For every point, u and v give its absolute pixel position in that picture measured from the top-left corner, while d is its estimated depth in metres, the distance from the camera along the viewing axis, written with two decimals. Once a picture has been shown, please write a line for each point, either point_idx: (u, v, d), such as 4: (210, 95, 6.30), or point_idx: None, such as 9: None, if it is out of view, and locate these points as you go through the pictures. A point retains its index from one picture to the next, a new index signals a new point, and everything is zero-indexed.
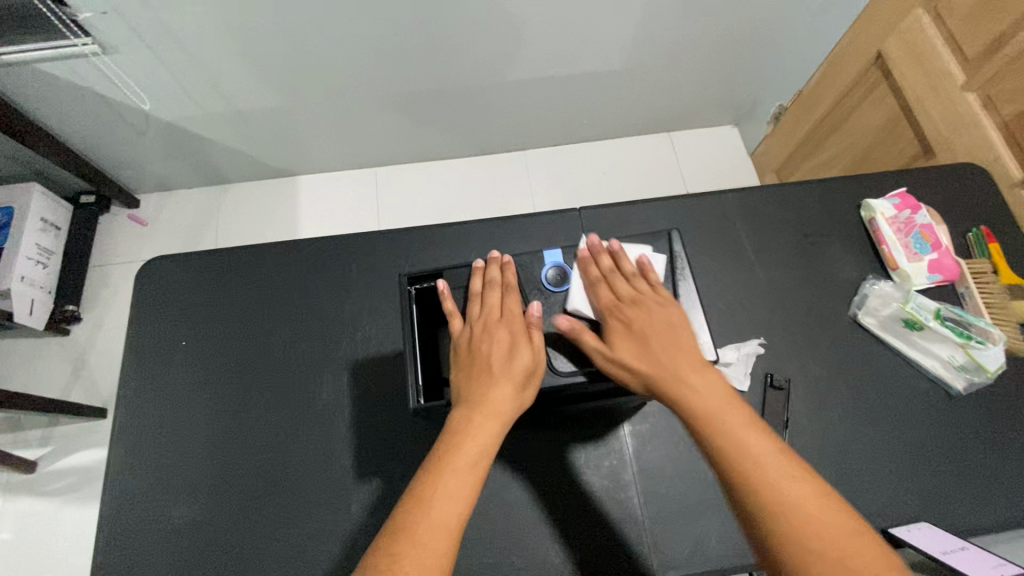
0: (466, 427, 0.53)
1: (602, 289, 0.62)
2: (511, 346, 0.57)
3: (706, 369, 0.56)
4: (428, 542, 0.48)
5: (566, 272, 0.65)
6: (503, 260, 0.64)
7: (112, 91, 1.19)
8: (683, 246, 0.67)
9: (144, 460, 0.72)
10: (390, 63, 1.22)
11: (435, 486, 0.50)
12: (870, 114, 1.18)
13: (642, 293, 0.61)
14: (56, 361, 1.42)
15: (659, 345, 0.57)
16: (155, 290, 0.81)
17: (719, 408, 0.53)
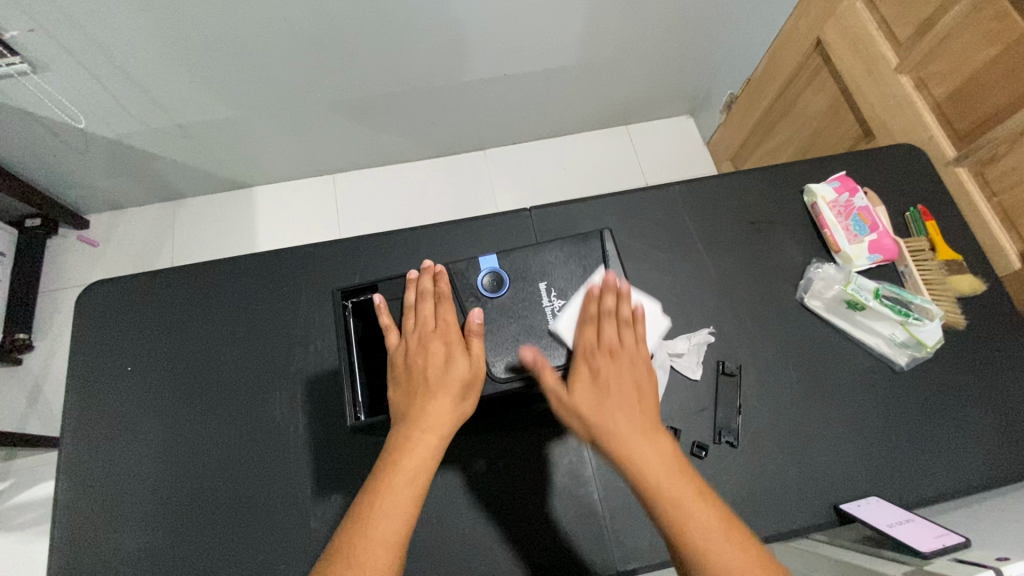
0: (405, 442, 0.54)
1: (587, 329, 0.60)
2: (447, 357, 0.58)
3: (661, 434, 0.54)
4: (369, 560, 0.49)
5: (502, 277, 0.65)
6: (435, 269, 0.64)
7: (47, 111, 1.15)
8: (615, 244, 0.65)
9: (92, 492, 0.71)
10: (339, 69, 1.21)
11: (376, 503, 0.52)
12: (814, 100, 1.20)
13: (624, 345, 0.59)
14: (10, 392, 1.37)
15: (622, 403, 0.55)
16: (97, 316, 0.79)
17: (668, 476, 0.51)
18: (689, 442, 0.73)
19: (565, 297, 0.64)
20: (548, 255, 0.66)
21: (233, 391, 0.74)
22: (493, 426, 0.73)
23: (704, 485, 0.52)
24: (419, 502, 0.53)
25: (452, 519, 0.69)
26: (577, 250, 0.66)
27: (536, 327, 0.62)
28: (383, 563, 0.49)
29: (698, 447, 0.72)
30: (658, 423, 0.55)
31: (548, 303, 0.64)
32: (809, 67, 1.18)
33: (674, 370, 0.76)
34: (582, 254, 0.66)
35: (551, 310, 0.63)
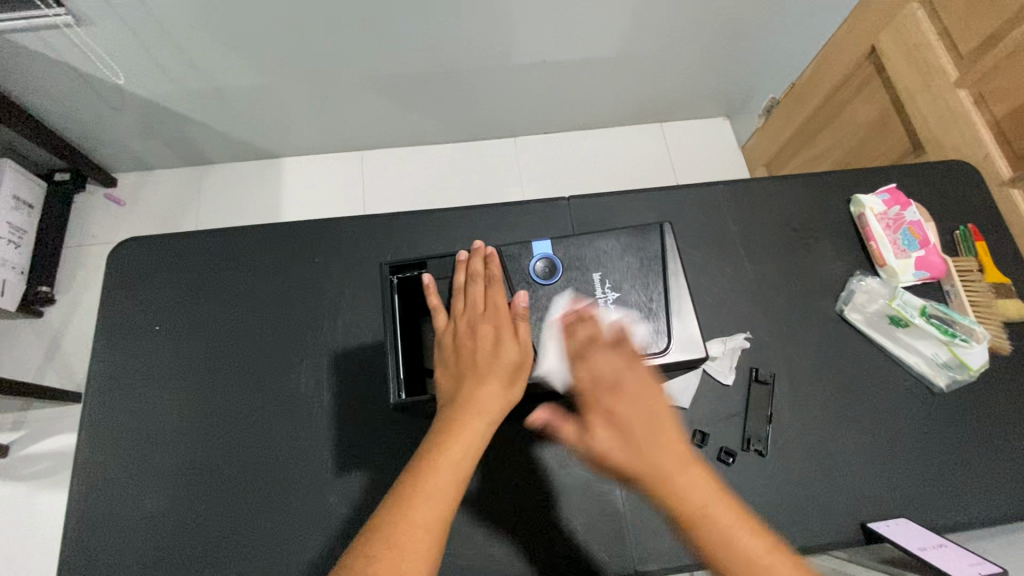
0: (453, 425, 0.54)
1: (583, 365, 0.54)
2: (496, 342, 0.57)
3: (693, 461, 0.51)
4: (409, 543, 0.49)
5: (554, 264, 0.63)
6: (486, 251, 0.63)
7: (86, 66, 1.14)
8: (674, 238, 0.63)
9: (114, 449, 0.70)
10: (377, 45, 1.19)
11: (419, 485, 0.51)
12: (862, 110, 1.17)
13: (624, 368, 0.53)
14: (29, 343, 1.38)
15: (642, 435, 0.51)
16: (127, 274, 0.78)
17: (709, 508, 0.49)
18: (716, 448, 0.71)
19: (620, 290, 0.61)
20: (602, 243, 0.63)
21: (260, 359, 0.74)
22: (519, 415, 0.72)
23: (740, 505, 0.50)
24: (460, 488, 0.52)
25: (471, 504, 0.68)
26: (633, 241, 0.63)
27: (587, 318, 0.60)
28: (423, 545, 0.49)
29: (726, 453, 0.70)
30: (688, 449, 0.51)
31: (602, 294, 0.61)
32: (860, 75, 1.15)
33: (706, 374, 0.74)
34: (640, 245, 0.63)
35: (604, 302, 0.61)
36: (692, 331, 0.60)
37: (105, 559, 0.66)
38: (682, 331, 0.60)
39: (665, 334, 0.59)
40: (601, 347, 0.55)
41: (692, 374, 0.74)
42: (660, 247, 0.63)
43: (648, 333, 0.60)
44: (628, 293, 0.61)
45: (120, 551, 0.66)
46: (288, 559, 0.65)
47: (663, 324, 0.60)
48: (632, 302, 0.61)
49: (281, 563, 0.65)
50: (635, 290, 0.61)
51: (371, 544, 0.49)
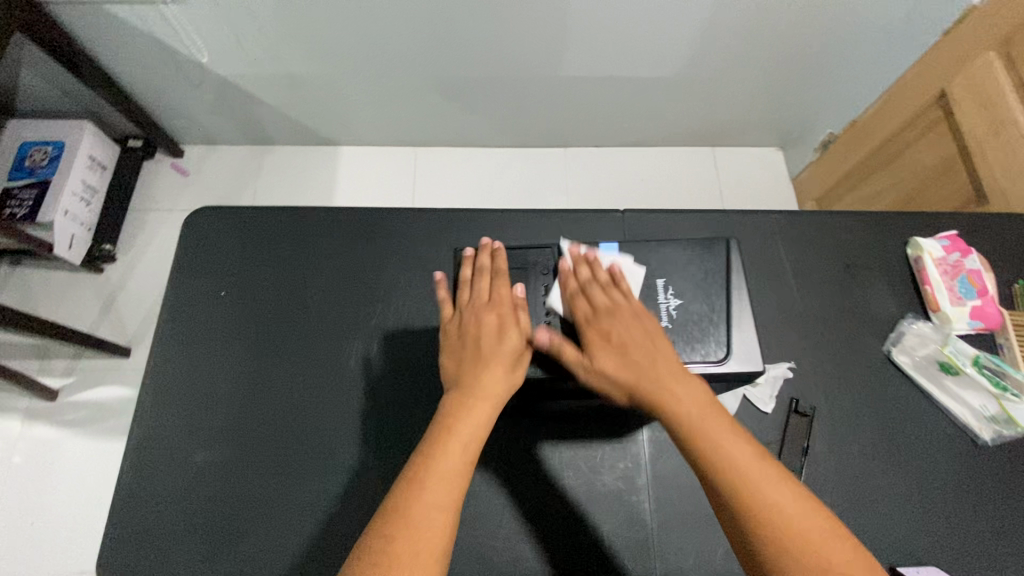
0: (461, 407, 0.55)
1: (578, 300, 0.62)
2: (500, 329, 0.60)
3: (691, 377, 0.56)
4: (426, 522, 0.49)
5: (618, 267, 0.66)
6: (492, 247, 0.67)
7: (173, 42, 1.21)
8: (740, 255, 0.66)
9: (172, 402, 0.75)
10: (446, 47, 1.23)
11: (432, 465, 0.52)
12: (924, 153, 1.16)
13: (616, 302, 0.61)
14: (87, 296, 1.45)
15: (640, 354, 0.57)
16: (198, 241, 0.83)
17: (703, 413, 0.53)
18: None
19: (683, 298, 0.64)
20: (669, 253, 0.67)
21: (312, 333, 0.77)
22: (558, 414, 0.74)
23: (734, 421, 0.54)
24: (471, 468, 0.53)
25: (501, 495, 0.70)
26: (699, 255, 0.66)
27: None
28: (439, 524, 0.49)
29: None
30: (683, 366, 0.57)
31: (665, 300, 0.64)
32: (927, 118, 1.14)
33: (746, 399, 0.75)
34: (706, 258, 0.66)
35: (667, 308, 0.64)
36: (750, 347, 0.62)
37: (153, 503, 0.70)
38: (740, 345, 0.62)
39: (724, 345, 0.62)
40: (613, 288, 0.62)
41: (732, 396, 0.74)
42: (722, 262, 0.66)
43: (707, 342, 0.62)
44: (690, 302, 0.64)
45: (168, 498, 0.70)
46: (323, 525, 0.68)
47: (722, 335, 0.62)
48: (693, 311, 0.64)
49: (316, 530, 0.68)
50: (697, 300, 0.64)
51: (387, 526, 0.49)
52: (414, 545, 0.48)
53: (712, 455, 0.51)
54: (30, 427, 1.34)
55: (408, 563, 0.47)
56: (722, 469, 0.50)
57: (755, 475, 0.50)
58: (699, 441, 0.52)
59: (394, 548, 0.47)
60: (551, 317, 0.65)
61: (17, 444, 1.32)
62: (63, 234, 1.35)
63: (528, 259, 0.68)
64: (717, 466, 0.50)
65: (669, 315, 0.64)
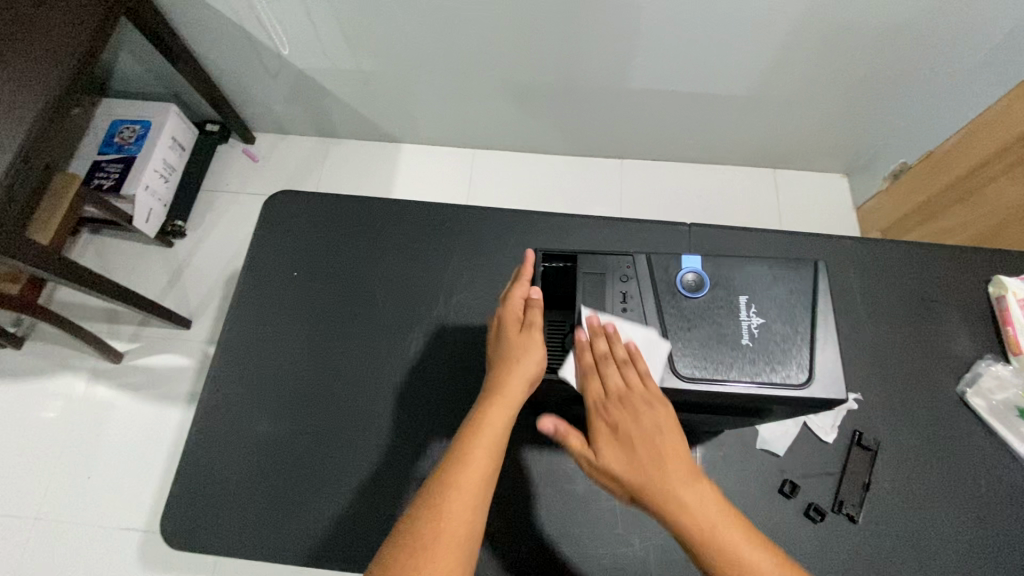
0: (483, 404, 0.55)
1: (591, 381, 0.56)
2: (501, 335, 0.59)
3: (702, 480, 0.53)
4: (448, 510, 0.49)
5: (703, 280, 0.61)
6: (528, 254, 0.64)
7: (260, 33, 1.28)
8: (828, 281, 0.61)
9: (242, 372, 0.78)
10: (516, 53, 1.25)
11: (453, 456, 0.52)
12: (1008, 191, 1.12)
13: (632, 392, 0.55)
14: (156, 268, 1.54)
15: (650, 459, 0.53)
16: (275, 222, 0.87)
17: (714, 528, 0.51)
18: (805, 502, 0.69)
19: (765, 316, 0.59)
20: (752, 269, 0.62)
21: (376, 319, 0.80)
22: None
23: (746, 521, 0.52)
24: (494, 461, 0.53)
25: (548, 496, 0.70)
26: (783, 273, 0.61)
27: (727, 337, 0.58)
28: (462, 515, 0.50)
29: (815, 510, 0.69)
30: (695, 467, 0.53)
31: (746, 317, 0.59)
32: (1009, 156, 1.09)
33: (805, 427, 0.73)
34: (791, 278, 0.61)
35: (747, 326, 0.59)
36: (838, 370, 0.56)
37: (217, 466, 0.73)
38: (826, 369, 0.57)
39: (807, 367, 0.57)
40: (629, 368, 0.56)
41: (792, 422, 0.72)
42: (807, 281, 0.61)
43: (788, 363, 0.57)
44: (772, 322, 0.59)
45: (231, 464, 0.73)
46: (374, 505, 0.70)
47: (804, 357, 0.57)
48: (776, 330, 0.58)
49: (365, 508, 0.70)
50: (780, 320, 0.59)
51: (411, 511, 0.50)
52: (437, 531, 0.49)
53: (714, 557, 0.50)
54: (94, 387, 1.42)
55: (431, 546, 0.48)
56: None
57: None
58: (685, 529, 0.50)
59: (417, 531, 0.49)
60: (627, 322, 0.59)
61: (81, 400, 1.41)
62: (142, 208, 1.43)
63: (606, 263, 0.62)
64: None
65: (750, 333, 0.58)
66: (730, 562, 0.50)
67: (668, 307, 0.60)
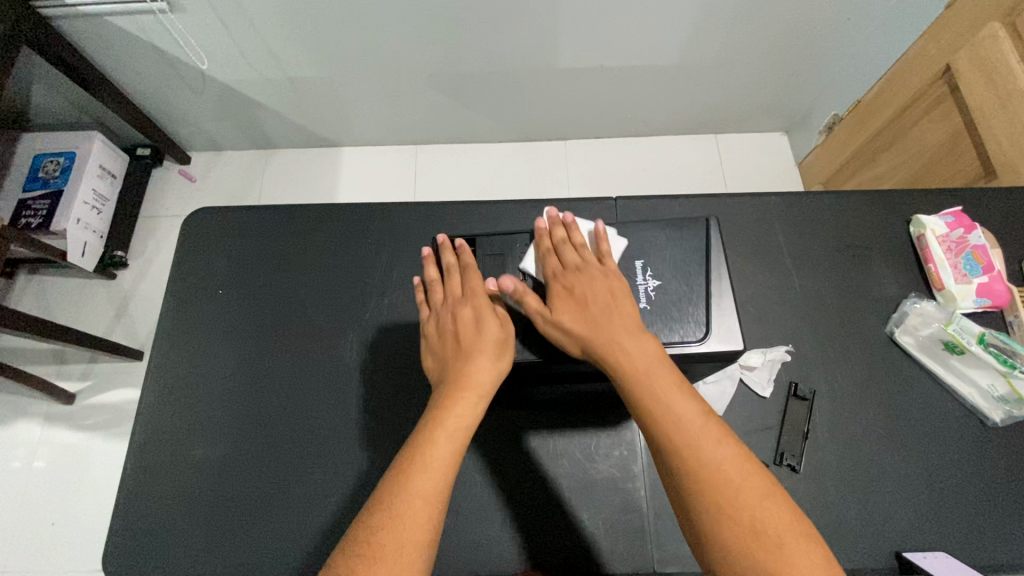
0: (446, 399, 0.53)
1: (550, 259, 0.60)
2: (477, 320, 0.57)
3: (647, 335, 0.54)
4: (408, 515, 0.47)
5: (598, 249, 0.63)
6: (457, 244, 0.64)
7: (174, 49, 1.23)
8: (720, 234, 0.62)
9: (177, 395, 0.76)
10: (441, 44, 1.23)
11: (415, 456, 0.50)
12: (931, 130, 1.13)
13: (586, 263, 0.59)
14: (102, 302, 1.49)
15: (599, 313, 0.55)
16: (197, 240, 0.85)
17: (654, 369, 0.51)
18: None
19: (661, 278, 0.61)
20: (648, 232, 0.63)
21: (308, 326, 0.78)
22: (554, 403, 0.73)
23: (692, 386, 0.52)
24: (458, 461, 0.51)
25: (494, 483, 0.70)
26: (678, 234, 0.63)
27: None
28: (424, 519, 0.47)
29: None
30: (642, 326, 0.54)
31: (642, 281, 0.61)
32: (933, 94, 1.10)
33: (742, 383, 0.74)
34: (684, 237, 0.63)
35: (644, 289, 0.60)
36: (732, 322, 0.58)
37: (159, 494, 0.71)
38: (720, 322, 0.58)
39: (703, 323, 0.58)
40: (587, 250, 0.60)
41: (728, 381, 0.73)
42: (699, 238, 0.62)
43: (685, 321, 0.58)
44: (668, 283, 0.60)
45: (173, 489, 0.71)
46: (320, 515, 0.69)
47: (701, 314, 0.58)
48: (672, 291, 0.60)
49: (312, 517, 0.69)
50: (675, 281, 0.61)
51: (373, 515, 0.47)
52: (399, 537, 0.46)
53: (648, 402, 0.50)
54: (50, 432, 1.38)
55: (395, 557, 0.45)
56: (660, 420, 0.49)
57: (696, 433, 0.48)
58: (638, 394, 0.50)
59: (380, 538, 0.46)
60: (530, 298, 0.61)
61: (38, 448, 1.36)
62: (76, 242, 1.38)
63: (504, 244, 0.66)
64: (666, 439, 0.48)
65: (647, 297, 0.60)
66: (673, 430, 0.48)
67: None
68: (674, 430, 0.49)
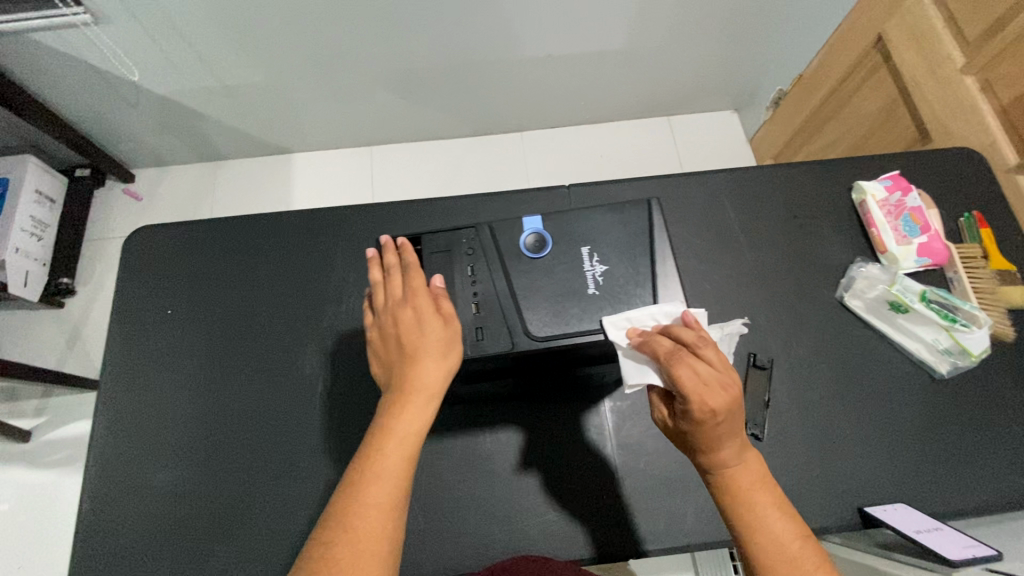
0: (394, 408, 0.52)
1: (679, 376, 0.48)
2: (418, 321, 0.55)
3: (753, 463, 0.52)
4: (362, 527, 0.47)
5: (545, 238, 0.62)
6: (399, 243, 0.61)
7: (103, 63, 1.18)
8: (661, 214, 0.63)
9: (130, 424, 0.74)
10: (382, 40, 1.20)
11: (367, 469, 0.50)
12: (869, 99, 1.16)
13: (723, 380, 0.49)
14: (52, 332, 1.43)
15: (725, 441, 0.49)
16: (139, 261, 0.82)
17: (760, 504, 0.50)
18: None
19: (608, 263, 0.61)
20: (595, 220, 0.63)
21: (264, 339, 0.77)
22: (521, 394, 0.73)
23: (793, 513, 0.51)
24: (411, 465, 0.51)
25: (466, 480, 0.69)
26: (623, 218, 0.63)
27: (572, 287, 0.60)
28: (379, 529, 0.48)
29: None
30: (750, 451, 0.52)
31: (590, 267, 0.61)
32: (868, 64, 1.13)
33: None
34: (626, 221, 0.63)
35: (592, 275, 0.60)
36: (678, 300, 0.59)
37: (118, 526, 0.69)
38: (668, 302, 0.59)
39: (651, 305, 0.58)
40: (712, 356, 0.50)
41: None
42: (643, 219, 0.63)
43: (633, 303, 0.59)
44: (616, 267, 0.61)
45: (134, 521, 0.69)
46: (290, 531, 0.68)
47: (649, 296, 0.59)
48: (619, 274, 0.60)
49: (282, 532, 0.68)
50: (622, 263, 0.61)
51: (326, 532, 0.47)
52: (356, 551, 0.46)
53: (752, 537, 0.49)
54: (8, 473, 1.32)
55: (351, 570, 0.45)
56: (765, 555, 0.48)
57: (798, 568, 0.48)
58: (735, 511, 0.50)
59: (335, 555, 0.46)
60: (481, 296, 0.60)
61: None
62: (18, 271, 1.31)
63: (451, 239, 0.63)
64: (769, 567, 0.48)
65: (595, 282, 0.60)
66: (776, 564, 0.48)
67: (513, 267, 0.61)
68: (773, 556, 0.48)
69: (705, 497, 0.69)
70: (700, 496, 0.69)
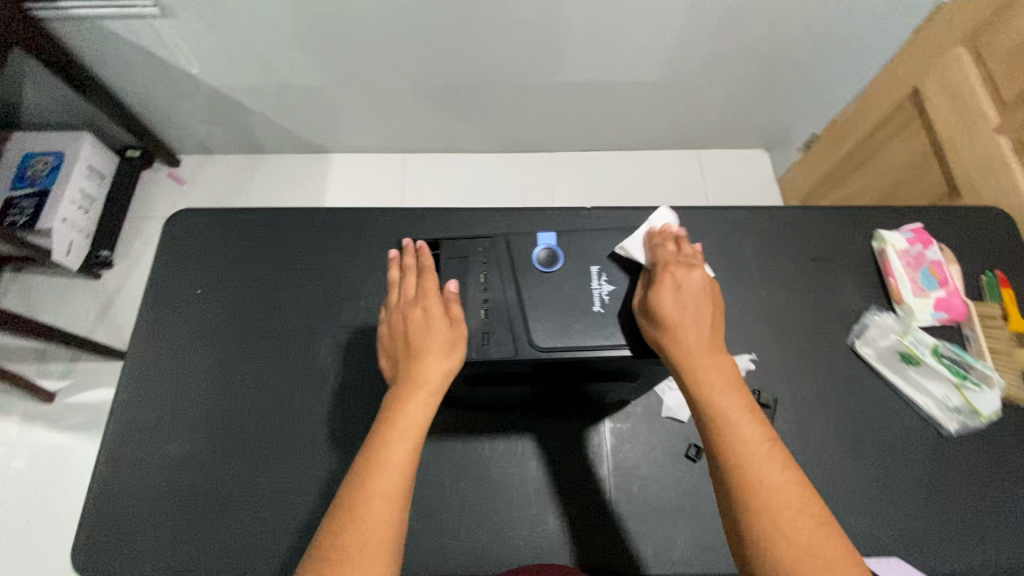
0: (399, 403, 0.54)
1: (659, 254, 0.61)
2: (427, 321, 0.57)
3: (718, 354, 0.56)
4: (366, 518, 0.49)
5: (557, 253, 0.65)
6: (417, 246, 0.64)
7: (165, 53, 1.25)
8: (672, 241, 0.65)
9: (150, 395, 0.77)
10: (426, 53, 1.25)
11: (371, 462, 0.52)
12: (901, 150, 1.16)
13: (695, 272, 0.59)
14: (86, 302, 1.50)
15: (691, 319, 0.56)
16: (176, 242, 0.86)
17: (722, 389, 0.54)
18: None
19: (615, 283, 0.63)
20: (608, 241, 0.65)
21: (284, 326, 0.80)
22: (523, 404, 0.75)
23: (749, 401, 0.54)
24: (414, 460, 0.53)
25: (462, 483, 0.71)
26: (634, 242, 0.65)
27: (579, 304, 0.62)
28: (381, 522, 0.49)
29: None
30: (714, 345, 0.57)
31: (597, 285, 0.63)
32: (901, 115, 1.14)
33: None
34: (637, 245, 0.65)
35: (599, 293, 0.62)
36: None
37: (129, 491, 0.72)
38: None
39: None
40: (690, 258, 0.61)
41: None
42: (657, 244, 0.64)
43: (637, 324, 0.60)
44: (623, 288, 0.62)
45: (144, 487, 0.72)
46: (288, 513, 0.70)
47: None
48: (626, 295, 0.62)
49: (280, 514, 0.70)
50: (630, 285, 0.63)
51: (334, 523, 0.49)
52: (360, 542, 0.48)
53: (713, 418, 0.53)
54: (29, 431, 1.37)
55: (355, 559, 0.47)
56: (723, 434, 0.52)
57: (754, 450, 0.51)
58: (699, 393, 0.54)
59: (341, 545, 0.48)
60: (491, 303, 0.62)
61: (17, 447, 1.36)
62: (61, 241, 1.39)
63: (468, 247, 0.65)
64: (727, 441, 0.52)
65: (601, 300, 0.62)
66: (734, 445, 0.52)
67: (526, 280, 0.63)
68: (733, 435, 0.52)
69: (696, 527, 0.69)
70: (692, 526, 0.69)
